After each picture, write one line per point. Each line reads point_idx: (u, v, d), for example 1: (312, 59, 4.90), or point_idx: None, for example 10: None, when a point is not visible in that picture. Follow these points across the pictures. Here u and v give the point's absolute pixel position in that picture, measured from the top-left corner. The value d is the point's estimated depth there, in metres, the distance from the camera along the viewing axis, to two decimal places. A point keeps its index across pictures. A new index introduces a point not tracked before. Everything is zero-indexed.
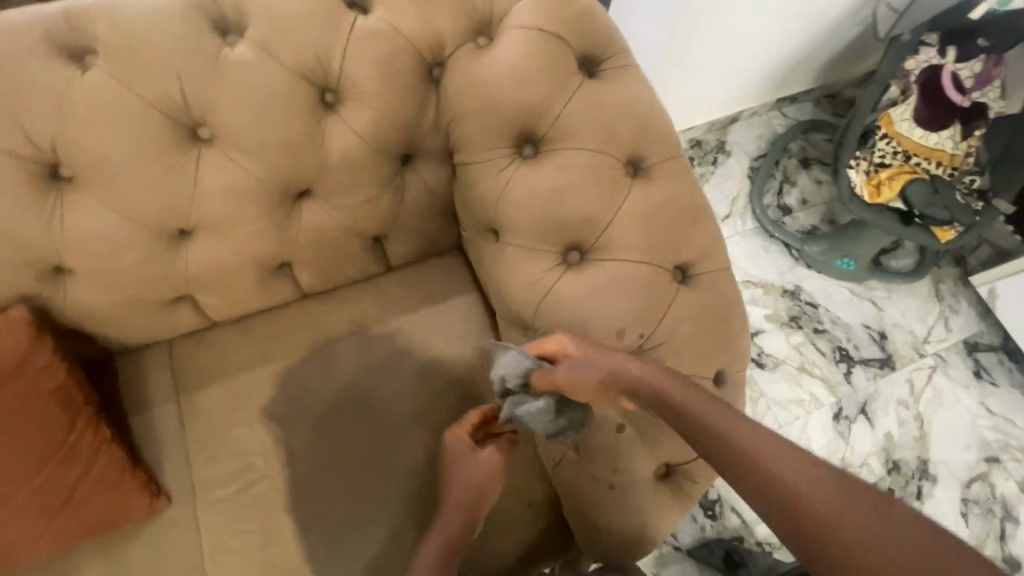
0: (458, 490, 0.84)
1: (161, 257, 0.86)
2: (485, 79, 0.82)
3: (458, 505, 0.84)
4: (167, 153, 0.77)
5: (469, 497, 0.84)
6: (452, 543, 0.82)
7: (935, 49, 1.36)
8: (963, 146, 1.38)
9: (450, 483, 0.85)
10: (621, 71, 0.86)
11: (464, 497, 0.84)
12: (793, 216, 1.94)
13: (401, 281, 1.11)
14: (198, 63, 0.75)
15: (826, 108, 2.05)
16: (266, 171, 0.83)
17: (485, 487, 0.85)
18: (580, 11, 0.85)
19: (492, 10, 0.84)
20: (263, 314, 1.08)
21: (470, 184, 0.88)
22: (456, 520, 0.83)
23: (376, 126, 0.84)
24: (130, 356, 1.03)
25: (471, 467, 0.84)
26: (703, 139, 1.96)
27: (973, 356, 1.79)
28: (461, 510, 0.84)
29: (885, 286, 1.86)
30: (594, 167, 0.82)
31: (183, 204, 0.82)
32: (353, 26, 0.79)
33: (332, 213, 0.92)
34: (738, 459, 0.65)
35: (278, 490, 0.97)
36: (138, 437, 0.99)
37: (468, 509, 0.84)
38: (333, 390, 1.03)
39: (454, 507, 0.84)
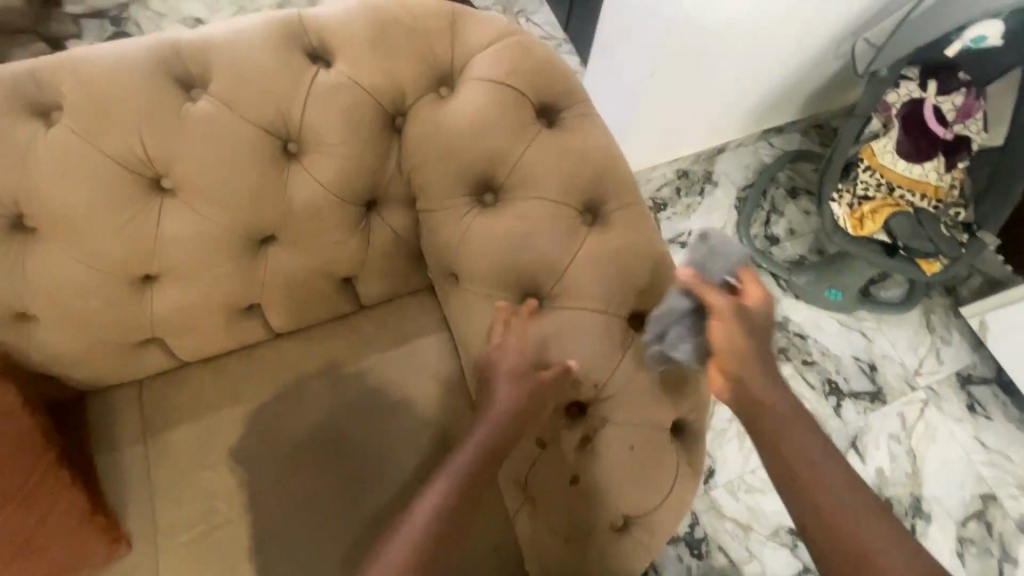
0: (500, 412, 0.77)
1: (125, 302, 0.87)
2: (444, 128, 0.84)
3: (491, 428, 0.77)
4: (130, 203, 0.79)
5: (507, 421, 0.77)
6: (471, 474, 0.75)
7: (916, 82, 1.35)
8: (948, 177, 1.40)
9: (494, 402, 0.78)
10: (580, 120, 0.87)
11: (502, 419, 0.77)
12: (780, 246, 1.93)
13: (373, 321, 1.11)
14: (161, 118, 0.77)
15: (812, 138, 2.07)
16: (229, 219, 0.84)
17: (525, 417, 0.78)
18: (540, 61, 0.87)
19: (453, 62, 0.87)
20: (232, 354, 1.08)
21: (433, 230, 0.88)
22: (487, 441, 0.77)
23: (339, 174, 0.85)
24: (99, 396, 1.03)
25: (517, 390, 0.78)
26: (689, 170, 1.98)
27: (967, 390, 1.76)
28: (496, 433, 0.77)
29: (875, 317, 1.84)
30: (552, 215, 0.83)
31: (146, 252, 0.83)
32: (313, 80, 0.82)
33: (298, 258, 0.92)
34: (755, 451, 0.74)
35: (241, 535, 0.96)
36: (103, 479, 0.99)
37: (501, 435, 0.78)
38: (300, 433, 1.02)
39: (490, 427, 0.77)
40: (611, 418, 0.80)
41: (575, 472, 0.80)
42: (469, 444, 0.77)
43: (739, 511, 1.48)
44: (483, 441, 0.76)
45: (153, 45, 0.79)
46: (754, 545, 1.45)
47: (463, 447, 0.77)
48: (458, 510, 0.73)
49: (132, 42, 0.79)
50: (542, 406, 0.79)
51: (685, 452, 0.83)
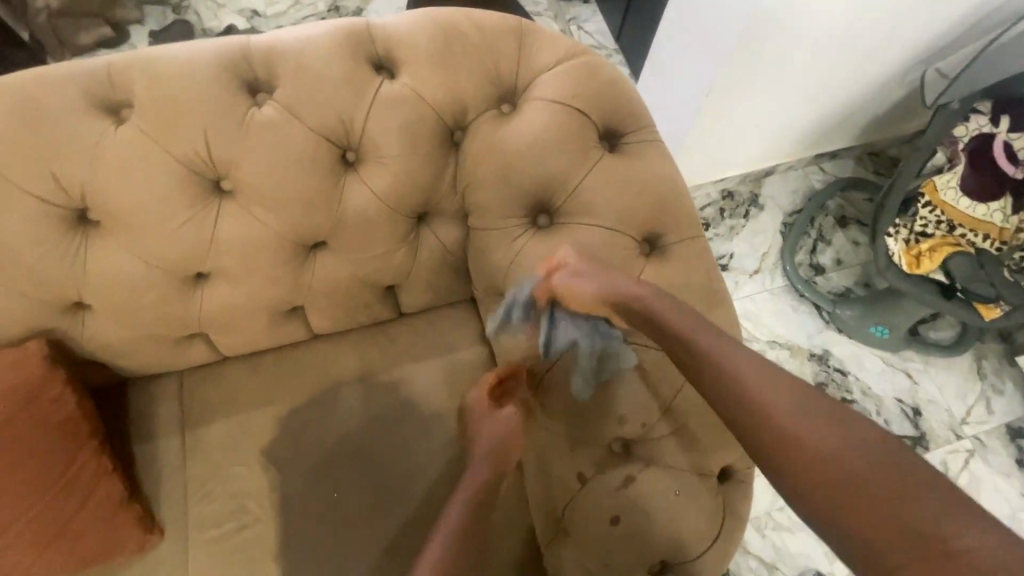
0: (486, 446, 0.82)
1: (175, 298, 0.88)
2: (503, 147, 0.82)
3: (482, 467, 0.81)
4: (189, 204, 0.80)
5: (495, 454, 0.82)
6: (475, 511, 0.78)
7: (987, 117, 1.27)
8: (1015, 220, 1.28)
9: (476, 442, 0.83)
10: (643, 147, 0.85)
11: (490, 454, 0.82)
12: (826, 276, 1.86)
13: (411, 330, 1.11)
14: (225, 121, 0.78)
15: (867, 165, 1.99)
16: (283, 224, 0.84)
17: (511, 447, 0.83)
18: (606, 83, 0.85)
19: (517, 79, 0.85)
20: (272, 353, 1.08)
21: (483, 248, 0.87)
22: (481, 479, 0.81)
23: (394, 186, 0.85)
24: (141, 384, 1.05)
25: (500, 428, 0.83)
26: (735, 191, 1.93)
27: (1017, 444, 1.66)
28: (486, 471, 0.82)
29: (922, 358, 1.76)
30: (608, 244, 0.80)
31: (199, 252, 0.83)
32: (377, 90, 0.81)
33: (345, 266, 0.92)
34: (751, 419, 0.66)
35: (268, 535, 0.97)
36: (140, 468, 1.00)
37: (490, 469, 0.82)
38: (332, 438, 1.02)
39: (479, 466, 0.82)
40: (654, 458, 0.78)
41: (616, 512, 0.77)
42: (465, 484, 0.80)
43: (764, 548, 1.42)
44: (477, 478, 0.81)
45: (222, 47, 0.79)
46: None
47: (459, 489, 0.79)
48: (468, 545, 0.75)
49: (201, 43, 0.80)
50: (522, 442, 0.84)
51: (729, 502, 0.79)
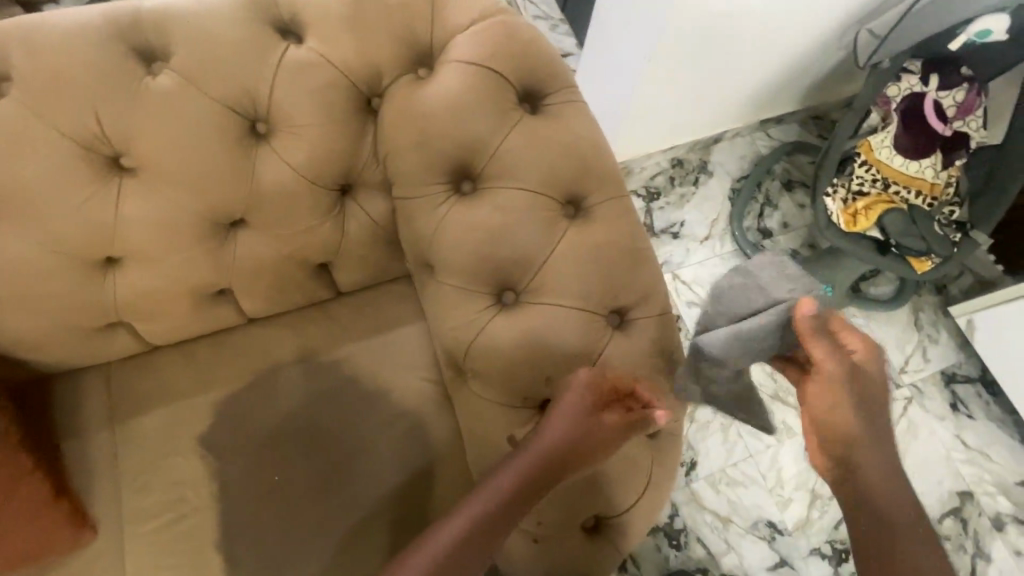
0: (554, 439, 0.74)
1: (86, 285, 0.84)
2: (421, 111, 0.80)
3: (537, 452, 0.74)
4: (88, 184, 0.76)
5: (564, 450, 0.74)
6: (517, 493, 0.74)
7: (918, 76, 1.31)
8: (944, 175, 1.35)
9: (546, 428, 0.75)
10: (565, 107, 0.84)
11: (552, 452, 0.74)
12: (773, 239, 1.91)
13: (349, 309, 1.08)
14: (118, 92, 0.73)
15: (811, 130, 2.03)
16: (195, 201, 0.81)
17: (582, 450, 0.75)
18: (524, 43, 0.83)
19: (432, 42, 0.82)
20: (205, 339, 1.05)
21: (408, 217, 0.85)
22: (531, 468, 0.74)
23: (310, 157, 0.82)
24: (66, 379, 1.01)
25: (584, 429, 0.74)
26: (684, 159, 1.94)
27: (951, 388, 1.75)
28: (546, 461, 0.74)
29: (864, 313, 1.83)
30: (531, 207, 0.80)
31: (106, 234, 0.80)
32: (283, 55, 0.78)
33: (269, 244, 0.89)
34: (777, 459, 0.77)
35: (210, 522, 0.95)
36: (68, 465, 0.96)
37: (553, 464, 0.74)
38: (271, 422, 1.00)
39: (537, 452, 0.74)
40: None
41: None
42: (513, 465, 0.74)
43: (719, 503, 1.48)
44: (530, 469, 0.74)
45: (109, 14, 0.74)
46: (733, 537, 1.46)
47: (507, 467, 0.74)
48: (499, 520, 0.73)
49: (86, 10, 0.74)
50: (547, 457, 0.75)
51: (659, 454, 0.81)
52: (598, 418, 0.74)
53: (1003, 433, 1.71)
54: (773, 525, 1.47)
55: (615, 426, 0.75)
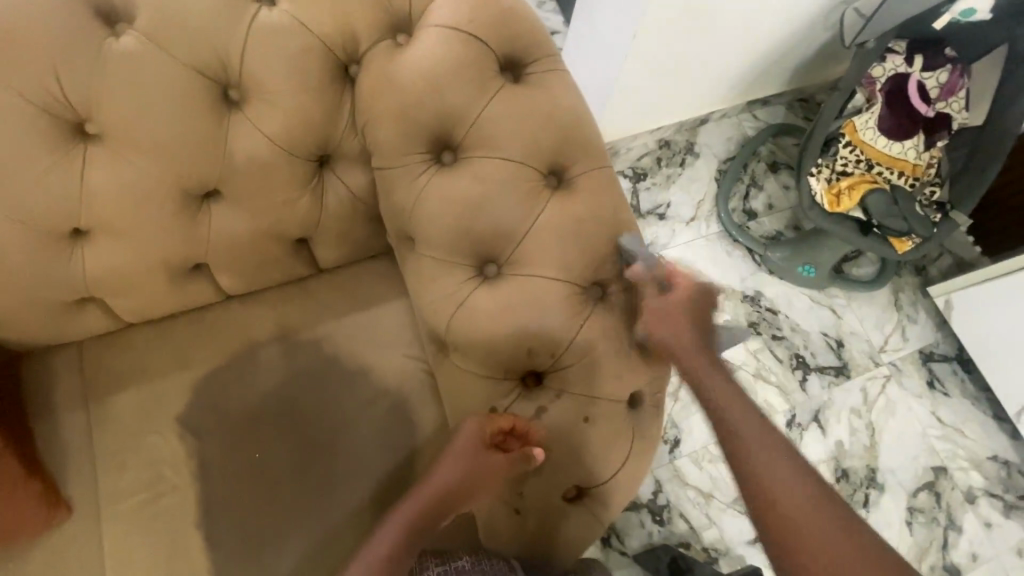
0: (439, 480, 0.75)
1: (53, 258, 0.81)
2: (399, 80, 0.78)
3: (423, 502, 0.75)
4: (50, 150, 0.73)
5: (445, 493, 0.76)
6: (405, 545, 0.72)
7: (902, 57, 1.32)
8: (926, 156, 1.37)
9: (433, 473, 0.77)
10: (547, 77, 0.82)
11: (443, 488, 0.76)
12: (757, 221, 1.91)
13: (329, 286, 1.06)
14: (77, 54, 0.69)
15: (797, 112, 2.03)
16: (166, 171, 0.78)
17: (461, 490, 0.77)
18: (505, 9, 0.81)
19: (411, 8, 0.80)
20: (182, 316, 1.03)
21: (387, 189, 0.83)
22: (421, 516, 0.74)
23: (286, 126, 0.79)
24: (37, 357, 0.98)
25: (473, 468, 0.76)
26: (671, 140, 1.93)
27: (927, 367, 1.79)
28: (439, 503, 0.76)
29: (846, 294, 1.85)
30: (512, 178, 0.78)
31: (71, 205, 0.77)
32: (254, 18, 0.74)
33: (244, 217, 0.87)
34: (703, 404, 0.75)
35: (189, 501, 0.94)
36: (40, 445, 0.94)
37: (438, 507, 0.75)
38: (250, 400, 0.99)
39: (427, 495, 0.75)
40: (565, 389, 0.79)
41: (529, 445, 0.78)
42: (399, 518, 0.74)
43: (701, 479, 1.50)
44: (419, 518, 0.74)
45: None
46: (715, 512, 1.48)
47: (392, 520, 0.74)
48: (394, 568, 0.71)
49: None
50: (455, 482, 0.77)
51: (640, 425, 0.81)
52: (480, 453, 0.77)
53: (976, 411, 1.76)
54: None
55: (503, 464, 0.77)
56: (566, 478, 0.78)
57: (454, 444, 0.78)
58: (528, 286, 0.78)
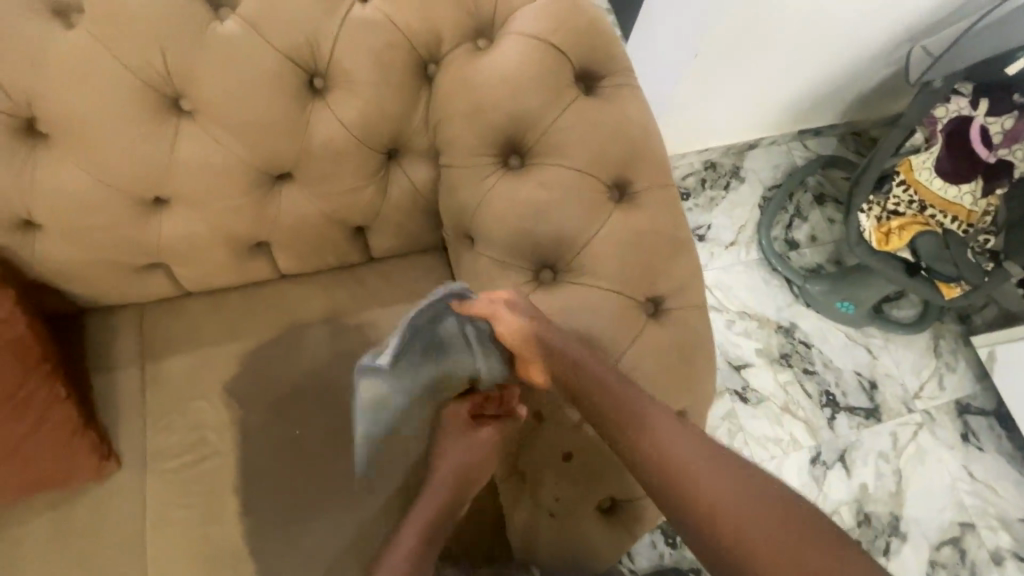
0: (446, 465, 0.84)
1: (133, 222, 0.86)
2: (478, 83, 0.80)
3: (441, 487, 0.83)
4: (145, 120, 0.77)
5: (454, 476, 0.84)
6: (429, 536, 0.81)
7: (967, 99, 1.24)
8: (983, 204, 1.30)
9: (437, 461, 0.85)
10: (620, 91, 0.83)
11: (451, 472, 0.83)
12: (799, 251, 1.89)
13: (379, 274, 1.09)
14: (183, 32, 0.73)
15: (849, 145, 1.99)
16: (247, 150, 0.82)
17: (472, 473, 0.84)
18: (585, 22, 0.82)
19: (495, 13, 0.82)
20: (239, 289, 1.06)
21: (452, 187, 0.85)
22: (436, 509, 0.82)
23: (364, 117, 0.82)
24: (101, 314, 1.03)
25: (469, 442, 0.83)
26: (718, 162, 1.92)
27: (963, 419, 1.74)
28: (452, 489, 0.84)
29: (883, 334, 1.81)
30: (577, 187, 0.80)
31: (157, 174, 0.81)
32: (348, 12, 0.77)
33: (311, 201, 0.90)
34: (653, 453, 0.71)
35: (228, 468, 0.97)
36: (96, 397, 0.99)
37: (451, 493, 0.84)
38: (294, 376, 1.02)
39: (440, 485, 0.83)
40: None
41: (570, 449, 0.80)
42: (419, 514, 0.82)
43: None
44: (434, 509, 0.82)
45: None
46: None
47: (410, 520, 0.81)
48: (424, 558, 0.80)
49: None
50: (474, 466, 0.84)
51: None
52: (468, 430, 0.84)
53: (1011, 470, 1.70)
54: None
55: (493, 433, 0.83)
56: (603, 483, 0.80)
57: (445, 430, 0.86)
58: (583, 298, 0.79)
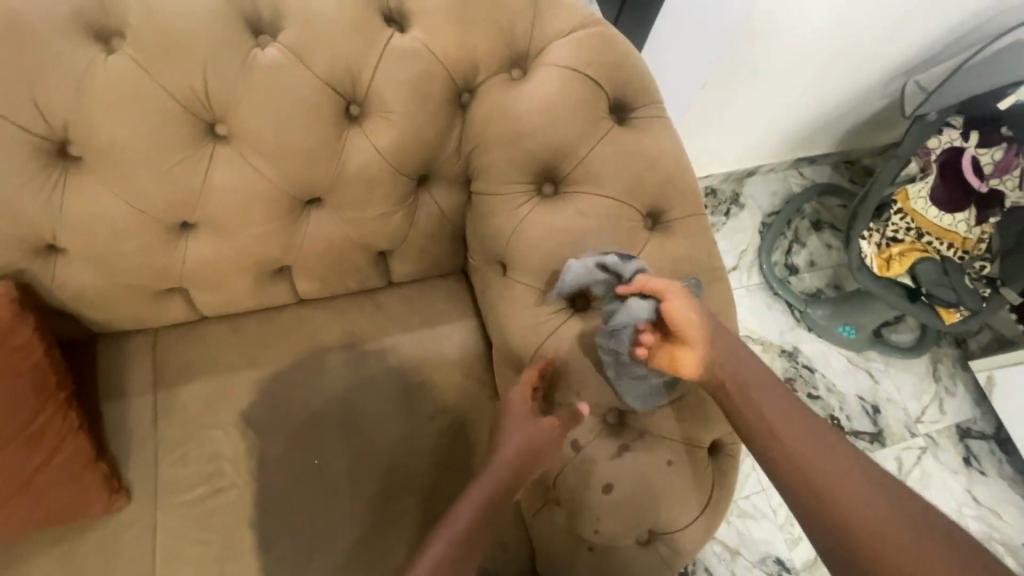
0: (505, 455, 0.77)
1: (158, 246, 0.84)
2: (514, 113, 0.81)
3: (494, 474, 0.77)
4: (179, 146, 0.76)
5: (511, 466, 0.78)
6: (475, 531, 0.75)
7: (959, 131, 1.28)
8: (977, 231, 1.30)
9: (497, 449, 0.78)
10: (651, 122, 0.85)
11: (510, 462, 0.78)
12: (799, 276, 1.91)
13: (400, 299, 1.08)
14: (223, 61, 0.73)
15: (842, 173, 2.04)
16: (282, 177, 0.82)
17: (526, 465, 0.78)
18: (618, 55, 0.84)
19: (530, 43, 0.83)
20: (256, 314, 1.04)
21: (485, 213, 0.86)
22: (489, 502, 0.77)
23: (399, 144, 0.83)
24: (113, 339, 1.00)
25: (531, 430, 0.78)
26: (718, 188, 1.94)
27: (964, 443, 1.75)
28: (504, 482, 0.78)
29: (883, 359, 1.83)
30: (613, 216, 0.81)
31: (189, 198, 0.80)
32: (388, 41, 0.78)
33: (340, 226, 0.90)
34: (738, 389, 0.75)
35: (244, 501, 0.93)
36: (107, 427, 0.95)
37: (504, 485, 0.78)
38: (314, 404, 0.99)
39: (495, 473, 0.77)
40: (648, 429, 0.81)
41: (608, 482, 0.79)
42: (469, 500, 0.76)
43: (727, 534, 1.44)
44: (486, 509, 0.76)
45: None
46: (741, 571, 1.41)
47: (462, 504, 0.76)
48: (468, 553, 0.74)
49: None
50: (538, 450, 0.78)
51: (720, 476, 0.83)
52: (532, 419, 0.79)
53: (1014, 495, 1.71)
54: (782, 562, 1.43)
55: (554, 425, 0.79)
56: (642, 518, 0.79)
57: (507, 416, 0.80)
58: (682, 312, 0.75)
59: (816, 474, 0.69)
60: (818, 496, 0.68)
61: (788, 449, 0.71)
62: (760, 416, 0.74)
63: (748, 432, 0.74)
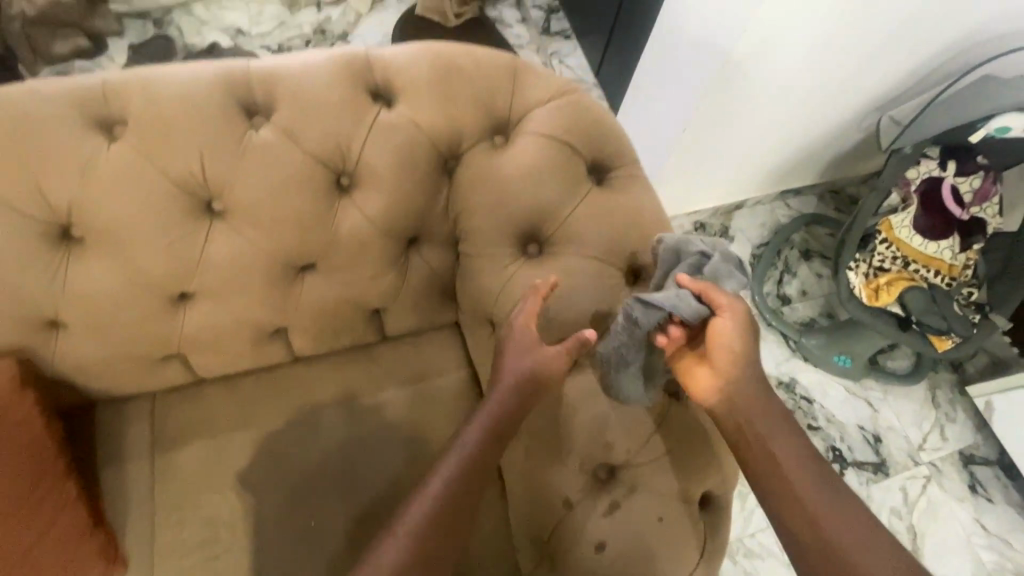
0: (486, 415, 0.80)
1: (157, 317, 0.86)
2: (498, 179, 0.85)
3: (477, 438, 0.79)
4: (178, 223, 0.80)
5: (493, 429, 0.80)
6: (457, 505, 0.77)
7: (936, 161, 1.32)
8: (962, 257, 1.33)
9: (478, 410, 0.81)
10: (629, 181, 0.89)
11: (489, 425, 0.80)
12: (792, 306, 1.93)
13: (395, 354, 1.09)
14: (220, 146, 0.78)
15: (828, 203, 2.08)
16: (277, 246, 0.85)
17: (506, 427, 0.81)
18: (594, 120, 0.89)
19: (511, 111, 0.88)
20: (253, 374, 1.06)
21: (474, 273, 0.89)
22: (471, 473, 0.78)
23: (388, 211, 0.86)
24: (111, 406, 1.01)
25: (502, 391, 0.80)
26: (707, 223, 1.98)
27: (969, 470, 1.74)
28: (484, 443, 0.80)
29: (881, 387, 1.83)
30: (596, 274, 0.85)
31: (187, 270, 0.83)
32: (375, 118, 0.83)
33: (333, 288, 0.92)
34: (762, 434, 0.76)
35: (242, 566, 0.93)
36: (105, 495, 0.96)
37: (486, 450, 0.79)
38: (311, 463, 1.00)
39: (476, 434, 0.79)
40: (638, 485, 0.82)
41: (601, 539, 0.80)
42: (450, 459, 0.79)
43: None
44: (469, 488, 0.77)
45: (222, 73, 0.80)
46: None
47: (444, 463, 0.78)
48: (450, 514, 0.76)
49: (200, 66, 0.80)
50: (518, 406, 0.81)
51: (711, 528, 0.84)
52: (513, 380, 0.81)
53: None
54: None
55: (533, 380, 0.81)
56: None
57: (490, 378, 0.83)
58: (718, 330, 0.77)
59: (832, 533, 0.70)
60: (830, 549, 0.69)
61: (803, 495, 0.73)
62: (785, 465, 0.74)
63: (762, 478, 0.75)
